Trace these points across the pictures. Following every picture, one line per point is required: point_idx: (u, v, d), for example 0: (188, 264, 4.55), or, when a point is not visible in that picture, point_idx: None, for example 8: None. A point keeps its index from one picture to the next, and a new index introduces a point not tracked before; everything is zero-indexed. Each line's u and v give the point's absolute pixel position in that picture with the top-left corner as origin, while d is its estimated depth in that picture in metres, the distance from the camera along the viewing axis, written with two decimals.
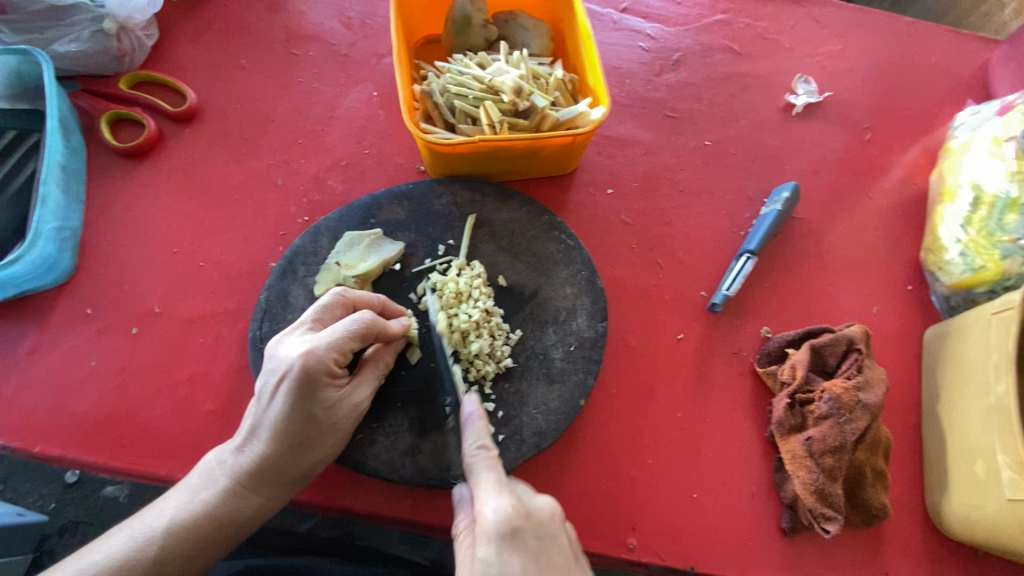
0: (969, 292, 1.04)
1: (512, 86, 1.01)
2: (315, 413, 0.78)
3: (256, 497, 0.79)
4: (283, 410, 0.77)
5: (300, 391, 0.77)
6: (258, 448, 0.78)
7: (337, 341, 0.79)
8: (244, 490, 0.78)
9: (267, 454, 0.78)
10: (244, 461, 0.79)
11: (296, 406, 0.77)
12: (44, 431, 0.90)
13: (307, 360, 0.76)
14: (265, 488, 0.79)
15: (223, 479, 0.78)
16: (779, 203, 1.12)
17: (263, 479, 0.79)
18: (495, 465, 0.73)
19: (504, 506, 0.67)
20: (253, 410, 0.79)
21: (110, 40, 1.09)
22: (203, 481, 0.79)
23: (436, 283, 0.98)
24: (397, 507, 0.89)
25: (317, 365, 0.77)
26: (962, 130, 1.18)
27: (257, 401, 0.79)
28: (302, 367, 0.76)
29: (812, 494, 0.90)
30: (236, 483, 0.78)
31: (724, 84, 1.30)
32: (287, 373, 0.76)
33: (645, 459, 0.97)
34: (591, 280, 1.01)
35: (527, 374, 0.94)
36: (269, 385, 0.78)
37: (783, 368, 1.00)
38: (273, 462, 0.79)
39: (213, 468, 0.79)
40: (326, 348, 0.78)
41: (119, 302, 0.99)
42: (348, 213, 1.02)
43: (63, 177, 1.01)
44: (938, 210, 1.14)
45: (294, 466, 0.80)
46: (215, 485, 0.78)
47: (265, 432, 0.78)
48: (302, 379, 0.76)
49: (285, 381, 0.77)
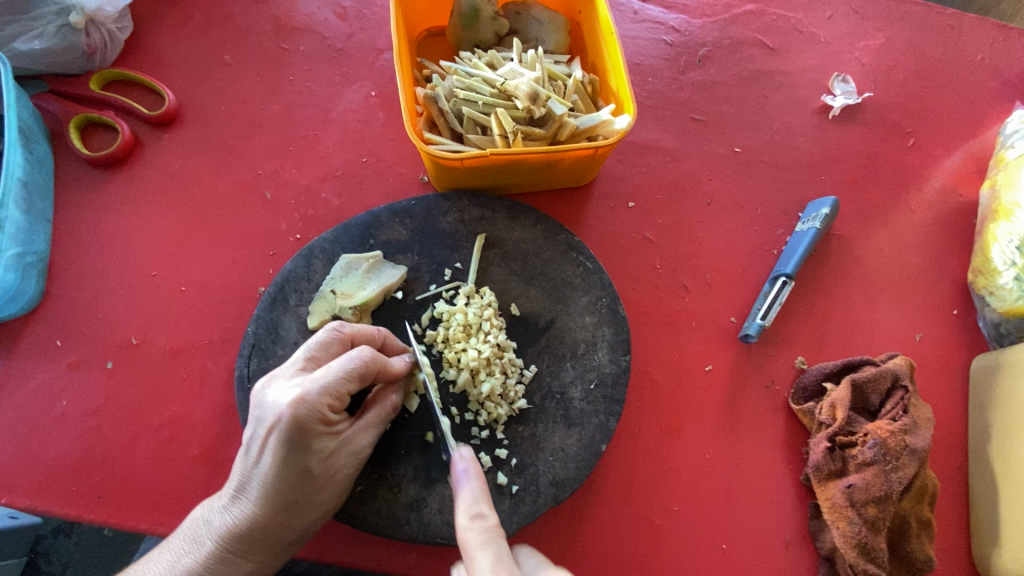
0: (1022, 321, 0.95)
1: (527, 92, 0.89)
2: (309, 468, 0.68)
3: (247, 563, 0.69)
4: (272, 466, 0.67)
5: (290, 444, 0.66)
6: (246, 507, 0.69)
7: (331, 384, 0.68)
8: (232, 555, 0.68)
9: (256, 515, 0.68)
10: (230, 522, 0.69)
11: (286, 461, 0.67)
12: (12, 479, 0.82)
13: (298, 408, 0.66)
14: (256, 552, 0.69)
15: (208, 542, 0.69)
16: (818, 221, 1.02)
17: (253, 542, 0.69)
18: (493, 541, 0.63)
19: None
20: (240, 463, 0.69)
21: (78, 35, 0.98)
22: (187, 545, 0.69)
23: (442, 314, 0.88)
24: (401, 563, 0.82)
25: (309, 413, 0.66)
26: (1016, 137, 1.08)
27: (244, 453, 0.69)
28: (292, 417, 0.66)
29: (853, 548, 0.83)
30: (223, 548, 0.68)
31: (755, 83, 1.19)
32: (275, 422, 0.66)
33: (670, 505, 0.89)
34: (613, 308, 0.92)
35: (542, 417, 0.86)
36: (256, 437, 0.68)
37: (821, 407, 0.91)
38: (263, 524, 0.68)
39: (198, 529, 0.70)
40: (319, 392, 0.67)
41: (93, 332, 0.90)
42: (344, 233, 0.92)
43: (26, 194, 0.91)
44: (990, 228, 1.04)
45: (288, 527, 0.70)
46: (200, 550, 0.68)
47: (253, 489, 0.68)
48: (292, 430, 0.66)
49: (273, 432, 0.66)
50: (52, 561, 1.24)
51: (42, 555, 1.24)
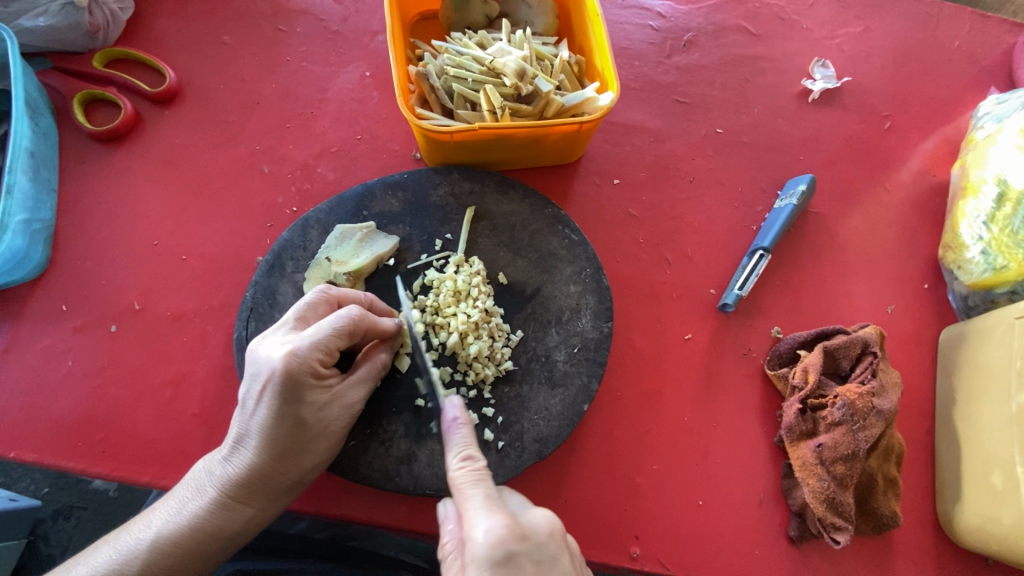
0: (988, 292, 0.99)
1: (514, 69, 0.93)
2: (303, 418, 0.72)
3: (247, 509, 0.73)
4: (268, 417, 0.71)
5: (284, 396, 0.70)
6: (244, 457, 0.73)
7: (322, 339, 0.72)
8: (233, 501, 0.73)
9: (255, 464, 0.72)
10: (230, 471, 0.73)
11: (281, 412, 0.71)
12: (20, 434, 0.86)
13: (290, 361, 0.70)
14: (256, 498, 0.74)
15: (210, 490, 0.73)
16: (795, 197, 1.06)
17: (253, 489, 0.73)
18: (482, 481, 0.69)
19: (496, 526, 0.63)
20: (238, 417, 0.73)
21: (82, 13, 1.00)
22: (190, 493, 0.73)
23: (433, 281, 0.92)
24: (392, 515, 0.86)
25: (301, 367, 0.70)
26: (986, 119, 1.12)
27: (241, 407, 0.73)
28: (284, 370, 0.69)
29: (822, 503, 0.87)
30: (224, 495, 0.72)
31: (738, 67, 1.23)
32: (269, 376, 0.70)
33: (650, 464, 0.94)
34: (596, 277, 0.96)
35: (528, 378, 0.90)
36: (252, 391, 0.72)
37: (795, 371, 0.96)
38: (262, 471, 0.73)
39: (200, 479, 0.74)
40: (310, 347, 0.71)
41: (97, 297, 0.93)
42: (339, 204, 0.96)
43: (32, 163, 0.94)
44: (960, 205, 1.08)
45: (284, 474, 0.74)
46: (203, 498, 0.73)
47: (251, 440, 0.72)
48: (285, 383, 0.70)
49: (267, 385, 0.70)
50: (51, 544, 1.26)
51: (41, 538, 1.27)
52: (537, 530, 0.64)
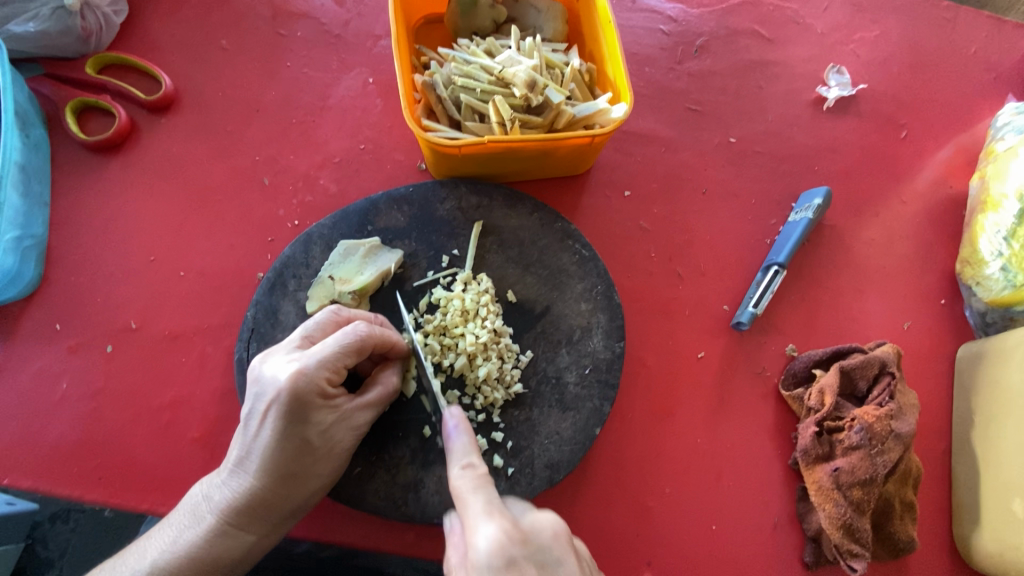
0: (1007, 310, 0.97)
1: (524, 80, 0.90)
2: (308, 439, 0.69)
3: (247, 536, 0.70)
4: (272, 440, 0.68)
5: (289, 418, 0.67)
6: (245, 480, 0.69)
7: (330, 358, 0.69)
8: (233, 528, 0.69)
9: (256, 488, 0.69)
10: (230, 496, 0.70)
11: (285, 435, 0.68)
12: (14, 460, 0.83)
13: (297, 381, 0.67)
14: (256, 524, 0.70)
15: (209, 517, 0.70)
16: (810, 211, 1.03)
17: (254, 514, 0.70)
18: (483, 486, 0.66)
19: (496, 532, 0.60)
20: (239, 438, 0.70)
21: (74, 18, 0.97)
22: (188, 520, 0.70)
23: (440, 300, 0.89)
24: (398, 541, 0.85)
25: (307, 386, 0.67)
26: (1007, 130, 1.09)
27: (242, 428, 0.70)
28: (291, 390, 0.67)
29: (839, 529, 0.85)
30: (223, 521, 0.69)
31: (750, 73, 1.20)
32: (274, 397, 0.67)
33: (662, 488, 0.92)
34: (608, 295, 0.93)
35: (538, 401, 0.87)
36: (254, 412, 0.69)
37: (810, 393, 0.93)
38: (263, 496, 0.70)
39: (198, 504, 0.71)
40: (317, 366, 0.68)
41: (92, 316, 0.90)
42: (343, 219, 0.93)
43: (23, 178, 0.91)
44: (978, 220, 1.06)
45: (288, 498, 0.71)
46: (201, 525, 0.69)
47: (252, 463, 0.69)
48: (291, 404, 0.67)
49: (272, 406, 0.67)
50: (49, 548, 1.21)
51: (39, 541, 1.21)
52: (539, 533, 0.61)
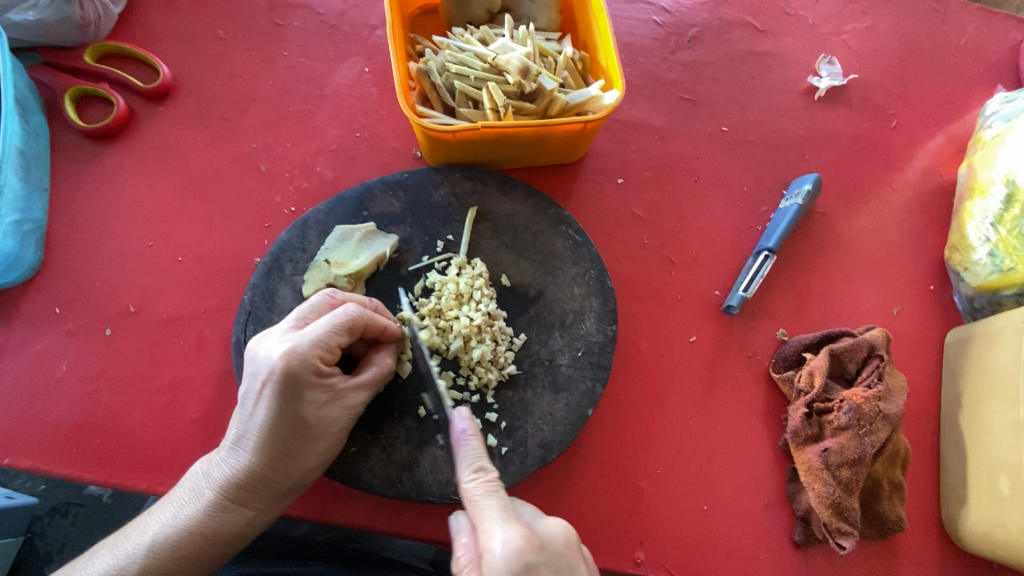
0: (995, 294, 0.99)
1: (518, 67, 0.92)
2: (303, 417, 0.70)
3: (245, 511, 0.71)
4: (267, 417, 0.69)
5: (283, 395, 0.69)
6: (243, 457, 0.71)
7: (323, 338, 0.71)
8: (231, 503, 0.71)
9: (254, 464, 0.70)
10: (228, 473, 0.71)
11: (280, 412, 0.69)
12: (15, 441, 0.84)
13: (290, 360, 0.68)
14: (255, 500, 0.72)
15: (208, 493, 0.71)
16: (801, 198, 1.04)
17: (252, 490, 0.71)
18: (496, 493, 0.68)
19: (514, 537, 0.62)
20: (236, 416, 0.71)
21: (72, 7, 0.98)
22: (188, 496, 0.71)
23: (434, 284, 0.91)
24: (393, 521, 0.86)
25: (300, 365, 0.69)
26: (995, 118, 1.11)
27: (239, 407, 0.71)
28: (284, 369, 0.68)
29: (827, 508, 0.86)
30: (222, 497, 0.70)
31: (743, 63, 1.21)
32: (268, 375, 0.68)
33: (654, 469, 0.93)
34: (600, 279, 0.94)
35: (531, 382, 0.89)
36: (250, 391, 0.70)
37: (800, 375, 0.95)
38: (261, 473, 0.71)
39: (197, 481, 0.72)
40: (310, 345, 0.70)
41: (91, 300, 0.91)
42: (339, 205, 0.94)
43: (22, 163, 0.92)
44: (966, 206, 1.07)
45: (284, 475, 0.72)
46: (201, 500, 0.71)
47: (249, 440, 0.70)
48: (285, 382, 0.68)
49: (267, 384, 0.69)
50: (48, 541, 1.23)
51: (38, 535, 1.23)
52: (553, 540, 0.65)
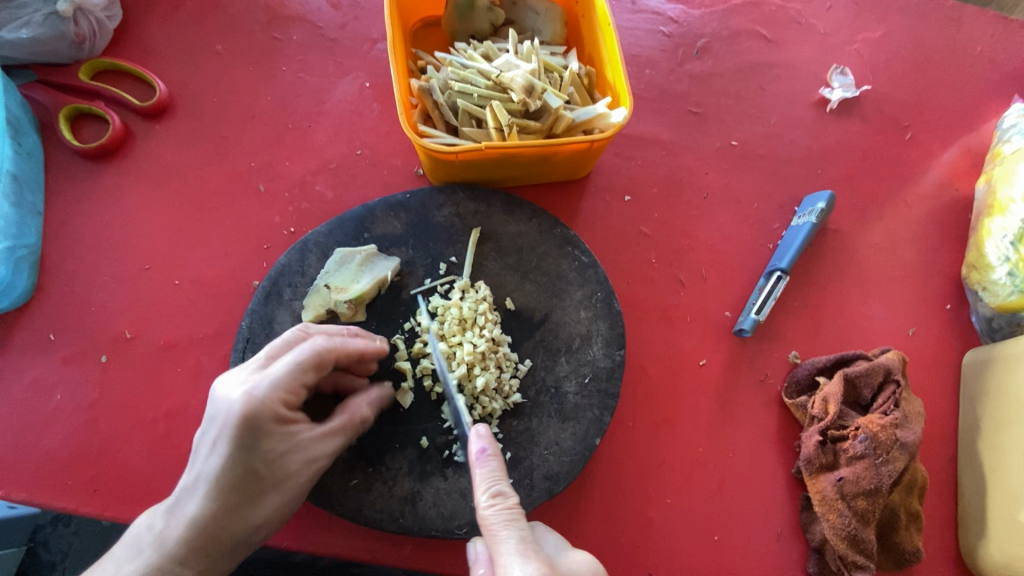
0: (1014, 315, 0.96)
1: (522, 85, 0.89)
2: (259, 464, 0.67)
3: (187, 569, 0.67)
4: (221, 466, 0.66)
5: (240, 442, 0.66)
6: (190, 509, 0.67)
7: (285, 379, 0.68)
8: (172, 560, 0.66)
9: (201, 517, 0.67)
10: (173, 526, 0.67)
11: (235, 458, 0.66)
12: (7, 473, 0.82)
13: (248, 402, 0.65)
14: (198, 557, 0.67)
15: (150, 548, 0.66)
16: (814, 215, 1.01)
17: (197, 545, 0.67)
18: (514, 522, 0.66)
19: (532, 574, 0.60)
20: (190, 463, 0.68)
21: (66, 23, 0.96)
22: (128, 553, 0.67)
23: (437, 308, 0.88)
24: (396, 554, 0.84)
25: (259, 408, 0.66)
26: (1013, 132, 1.08)
27: (193, 453, 0.68)
28: (241, 411, 0.65)
29: (843, 540, 0.84)
30: (163, 553, 0.66)
31: (752, 74, 1.18)
32: (225, 418, 0.66)
33: (663, 498, 0.91)
34: (608, 302, 0.92)
35: (537, 411, 0.86)
36: (206, 435, 0.67)
37: (813, 401, 0.92)
38: (208, 526, 0.67)
39: (141, 536, 0.68)
40: (271, 387, 0.67)
41: (86, 326, 0.89)
42: (339, 227, 0.92)
43: (14, 187, 0.90)
44: (984, 223, 1.04)
45: (233, 529, 0.68)
46: (140, 557, 0.66)
47: (200, 489, 0.67)
48: (241, 425, 0.65)
49: (222, 429, 0.66)
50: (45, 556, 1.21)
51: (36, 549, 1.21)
52: None
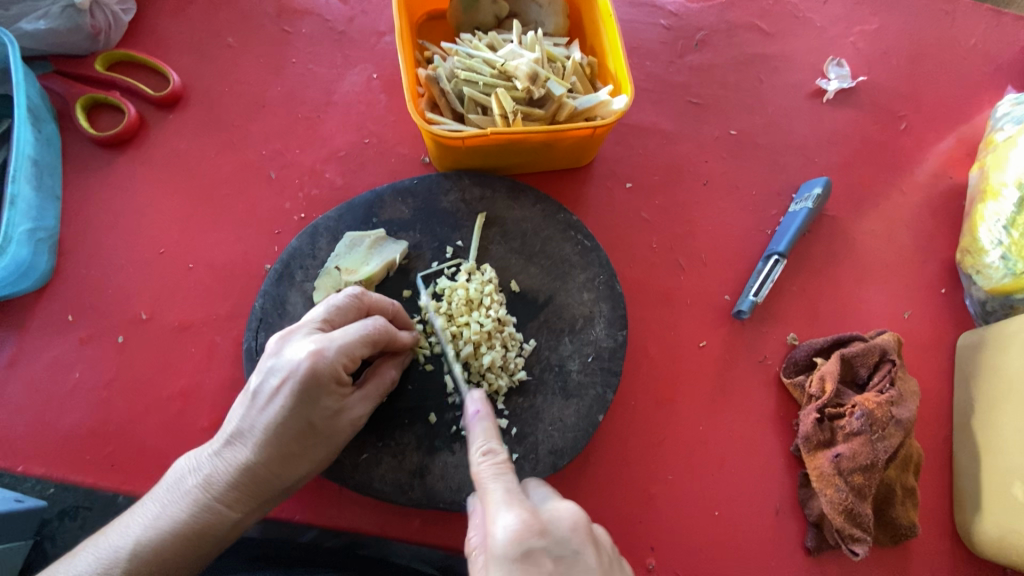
0: (1007, 298, 0.98)
1: (527, 73, 0.91)
2: (312, 421, 0.70)
3: (233, 512, 0.70)
4: (276, 417, 0.69)
5: (302, 397, 0.68)
6: (241, 456, 0.70)
7: (348, 346, 0.71)
8: (221, 502, 0.69)
9: (252, 465, 0.69)
10: (223, 471, 0.70)
11: (293, 412, 0.69)
12: (28, 448, 0.85)
13: (316, 362, 0.68)
14: (245, 502, 0.70)
15: (200, 491, 0.69)
16: (810, 201, 1.04)
17: (245, 491, 0.70)
18: (504, 476, 0.66)
19: (514, 521, 0.60)
20: (240, 412, 0.70)
21: (83, 16, 0.99)
22: (175, 494, 0.69)
23: (444, 290, 0.90)
24: (406, 528, 0.86)
25: (324, 369, 0.69)
26: (1006, 120, 1.10)
27: (249, 402, 0.70)
28: (309, 370, 0.68)
29: (840, 514, 0.86)
30: (213, 496, 0.69)
31: (750, 66, 1.21)
32: (291, 374, 0.68)
33: (664, 475, 0.93)
34: (610, 285, 0.94)
35: (542, 388, 0.89)
36: (266, 386, 0.70)
37: (811, 380, 0.94)
38: (258, 473, 0.70)
39: (187, 478, 0.70)
40: (337, 352, 0.69)
41: (103, 308, 0.92)
42: (348, 212, 0.95)
43: (35, 172, 0.93)
44: (978, 209, 1.06)
45: (279, 478, 0.71)
46: (189, 498, 0.69)
47: (252, 438, 0.70)
48: (306, 383, 0.68)
49: (287, 383, 0.68)
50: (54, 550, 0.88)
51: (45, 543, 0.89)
52: (558, 524, 0.61)
